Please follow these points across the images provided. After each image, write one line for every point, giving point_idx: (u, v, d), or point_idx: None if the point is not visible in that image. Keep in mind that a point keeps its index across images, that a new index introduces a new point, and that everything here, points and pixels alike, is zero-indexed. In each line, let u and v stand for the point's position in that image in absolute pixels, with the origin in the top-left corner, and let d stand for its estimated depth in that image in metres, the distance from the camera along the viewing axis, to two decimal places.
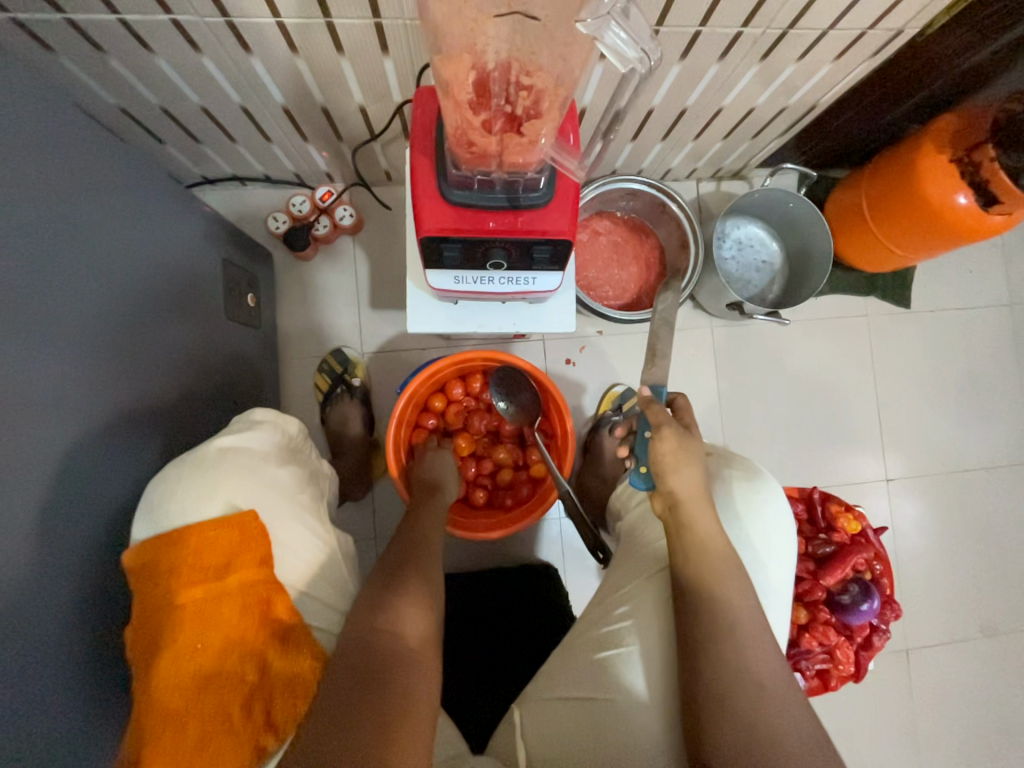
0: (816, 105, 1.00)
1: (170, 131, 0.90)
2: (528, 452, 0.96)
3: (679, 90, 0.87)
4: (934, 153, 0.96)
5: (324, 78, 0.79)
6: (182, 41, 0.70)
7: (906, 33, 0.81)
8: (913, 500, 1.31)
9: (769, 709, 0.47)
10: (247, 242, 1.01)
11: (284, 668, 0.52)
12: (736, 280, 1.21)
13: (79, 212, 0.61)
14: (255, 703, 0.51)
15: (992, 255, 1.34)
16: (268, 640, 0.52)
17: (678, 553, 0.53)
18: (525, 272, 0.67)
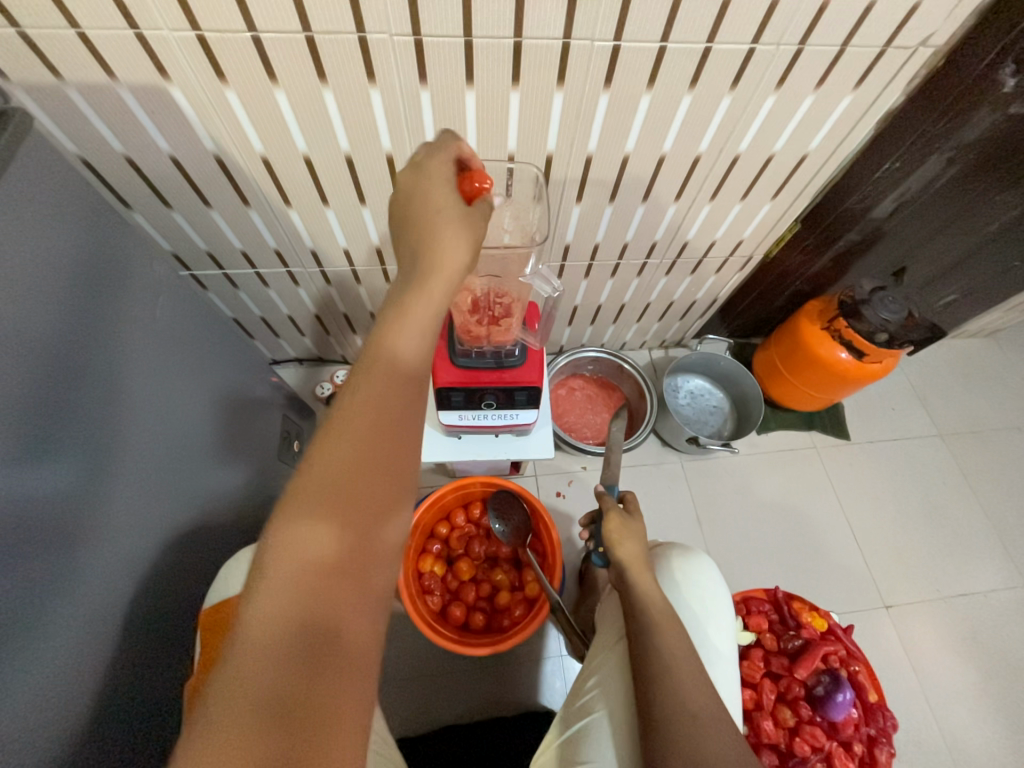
0: (718, 298, 1.40)
1: (262, 330, 1.29)
2: (523, 573, 1.06)
3: (616, 293, 1.27)
4: (811, 322, 1.30)
5: (375, 296, 1.19)
6: (289, 280, 1.11)
7: (756, 257, 1.23)
8: (922, 629, 1.30)
9: (704, 741, 0.53)
10: (300, 404, 1.31)
11: None
12: (693, 420, 1.46)
13: (200, 379, 0.90)
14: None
15: (907, 394, 1.62)
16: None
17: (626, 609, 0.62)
18: (510, 409, 0.92)
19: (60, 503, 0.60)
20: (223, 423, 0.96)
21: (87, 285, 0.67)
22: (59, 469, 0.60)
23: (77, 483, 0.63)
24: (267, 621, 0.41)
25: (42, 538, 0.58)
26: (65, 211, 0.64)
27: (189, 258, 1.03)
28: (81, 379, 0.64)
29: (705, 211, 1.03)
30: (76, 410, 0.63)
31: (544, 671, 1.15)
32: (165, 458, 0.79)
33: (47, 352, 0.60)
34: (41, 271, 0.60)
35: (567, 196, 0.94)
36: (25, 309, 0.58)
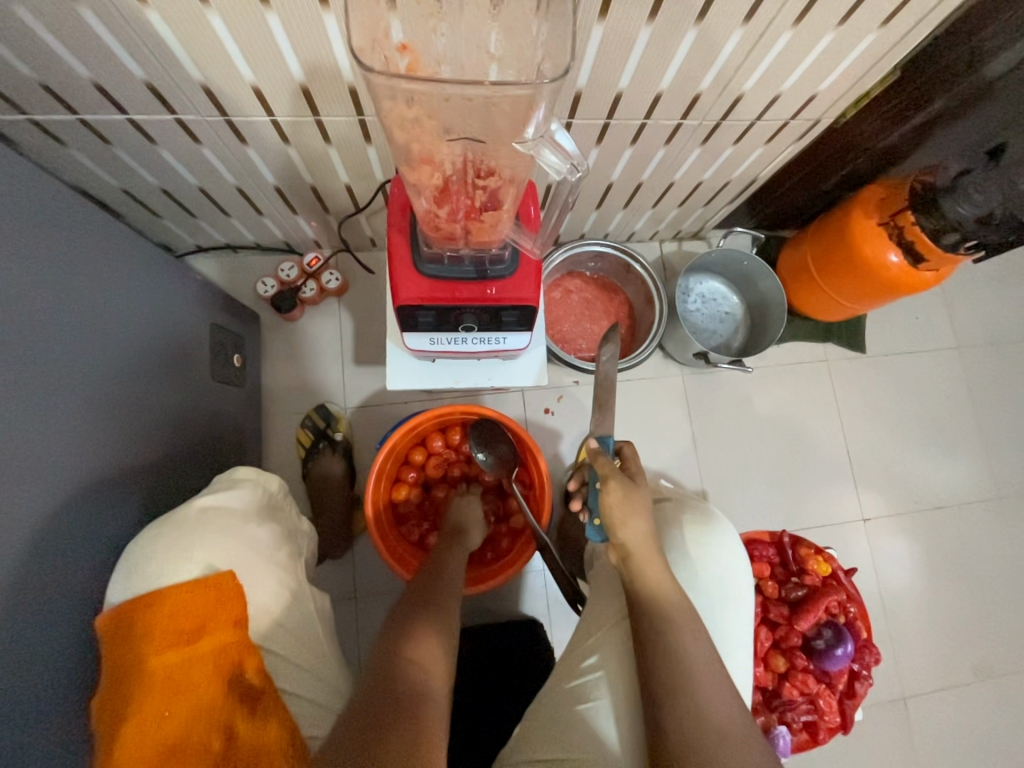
0: (758, 177, 1.11)
1: (168, 206, 0.97)
2: (508, 503, 0.97)
3: (633, 167, 0.97)
4: (864, 218, 1.07)
5: (312, 162, 0.88)
6: (183, 135, 0.78)
7: (823, 122, 0.93)
8: (892, 538, 1.34)
9: (732, 755, 0.46)
10: (236, 306, 1.06)
11: (250, 737, 0.50)
12: (702, 330, 1.29)
13: (67, 284, 0.65)
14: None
15: (936, 302, 1.45)
16: (236, 705, 0.51)
17: (632, 603, 0.53)
18: (496, 332, 0.72)
19: None
20: (124, 344, 0.74)
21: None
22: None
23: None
24: (407, 627, 0.62)
25: None
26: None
27: (17, 92, 0.69)
28: None
29: (780, 45, 0.71)
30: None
31: (527, 584, 1.15)
32: (37, 396, 0.60)
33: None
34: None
35: (587, 6, 0.61)
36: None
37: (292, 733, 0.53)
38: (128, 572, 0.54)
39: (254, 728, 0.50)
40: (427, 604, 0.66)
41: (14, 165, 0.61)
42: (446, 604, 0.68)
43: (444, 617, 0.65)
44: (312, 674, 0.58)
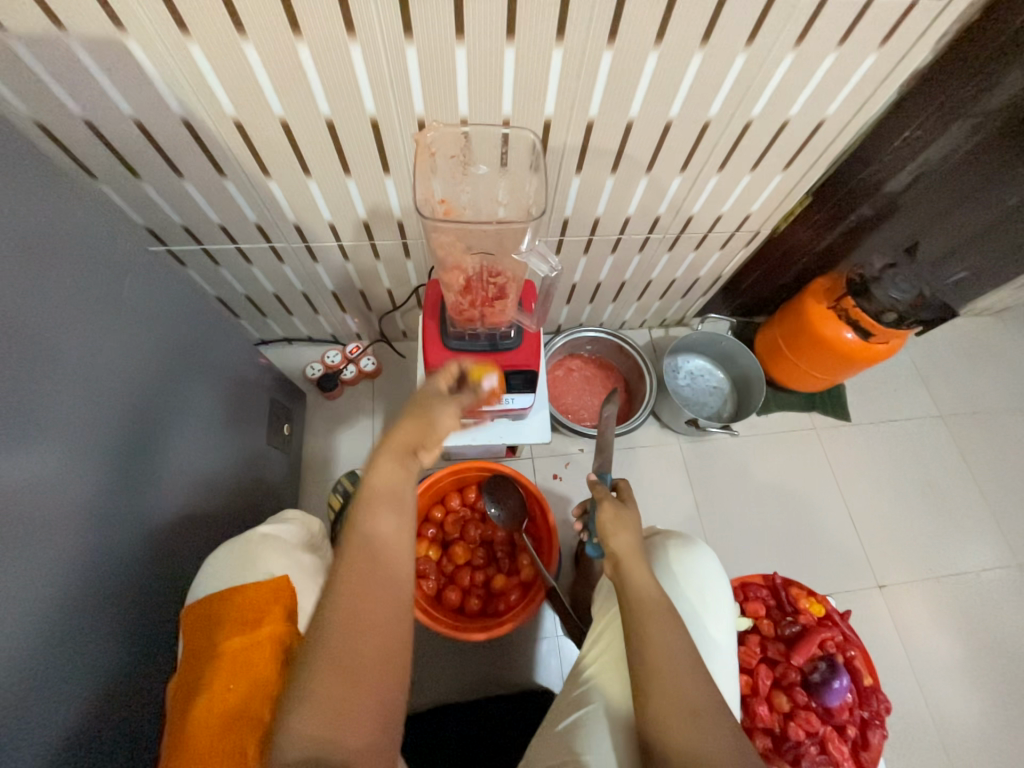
0: (722, 274, 1.34)
1: (247, 309, 1.23)
2: (519, 557, 1.05)
3: (616, 269, 1.21)
4: (815, 303, 1.25)
5: (364, 273, 1.14)
6: (272, 257, 1.05)
7: (763, 232, 1.17)
8: (914, 608, 1.31)
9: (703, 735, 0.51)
10: (289, 386, 1.27)
11: None
12: (693, 401, 1.43)
13: (176, 361, 0.85)
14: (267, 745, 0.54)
15: (910, 374, 1.59)
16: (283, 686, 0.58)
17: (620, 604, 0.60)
18: (506, 394, 0.88)
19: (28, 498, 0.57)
20: (207, 409, 0.92)
21: (46, 262, 0.63)
22: (32, 463, 0.58)
23: (48, 475, 0.60)
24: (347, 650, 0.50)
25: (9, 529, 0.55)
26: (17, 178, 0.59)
27: (163, 232, 0.96)
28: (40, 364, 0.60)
29: (712, 183, 0.97)
30: (39, 396, 0.60)
31: (540, 650, 1.15)
32: (149, 445, 0.77)
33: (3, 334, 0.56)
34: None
35: (566, 167, 0.88)
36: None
37: None
38: (205, 578, 0.65)
39: None
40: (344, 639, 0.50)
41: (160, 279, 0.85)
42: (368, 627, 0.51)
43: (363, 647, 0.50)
44: None
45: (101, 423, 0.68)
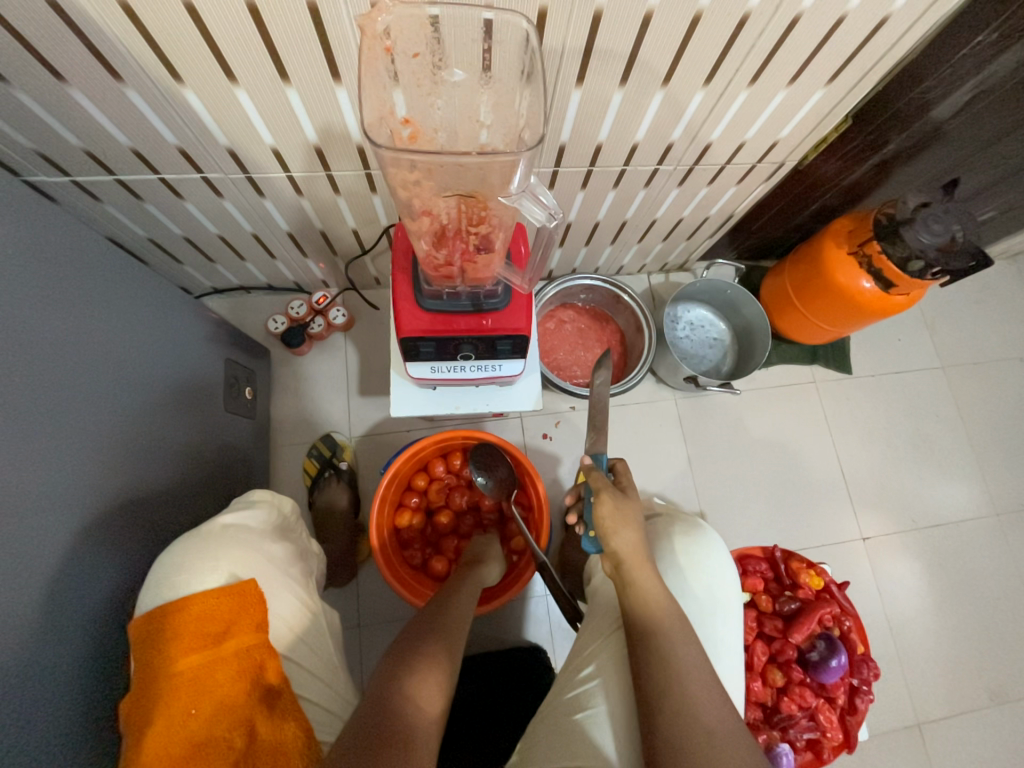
0: (734, 213, 1.19)
1: (190, 253, 1.06)
2: (509, 526, 0.99)
3: (617, 207, 1.06)
4: (835, 247, 1.13)
5: (323, 211, 0.96)
6: (208, 191, 0.87)
7: (788, 163, 1.01)
8: (894, 558, 1.34)
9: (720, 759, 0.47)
10: (248, 343, 1.13)
11: (270, 735, 0.51)
12: (692, 355, 1.34)
13: (95, 325, 0.71)
14: None
15: (918, 323, 1.51)
16: (257, 706, 0.51)
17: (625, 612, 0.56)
18: (491, 360, 0.77)
19: None
20: (146, 378, 0.79)
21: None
22: None
23: None
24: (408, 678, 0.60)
25: None
26: None
27: (63, 158, 0.77)
28: None
29: (740, 101, 0.80)
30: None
31: (529, 609, 1.15)
32: (71, 428, 0.65)
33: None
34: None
35: (565, 75, 0.70)
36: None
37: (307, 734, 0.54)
38: (154, 582, 0.55)
39: (273, 727, 0.51)
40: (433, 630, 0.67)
41: (55, 220, 0.68)
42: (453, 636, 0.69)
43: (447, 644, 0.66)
44: (323, 686, 0.60)
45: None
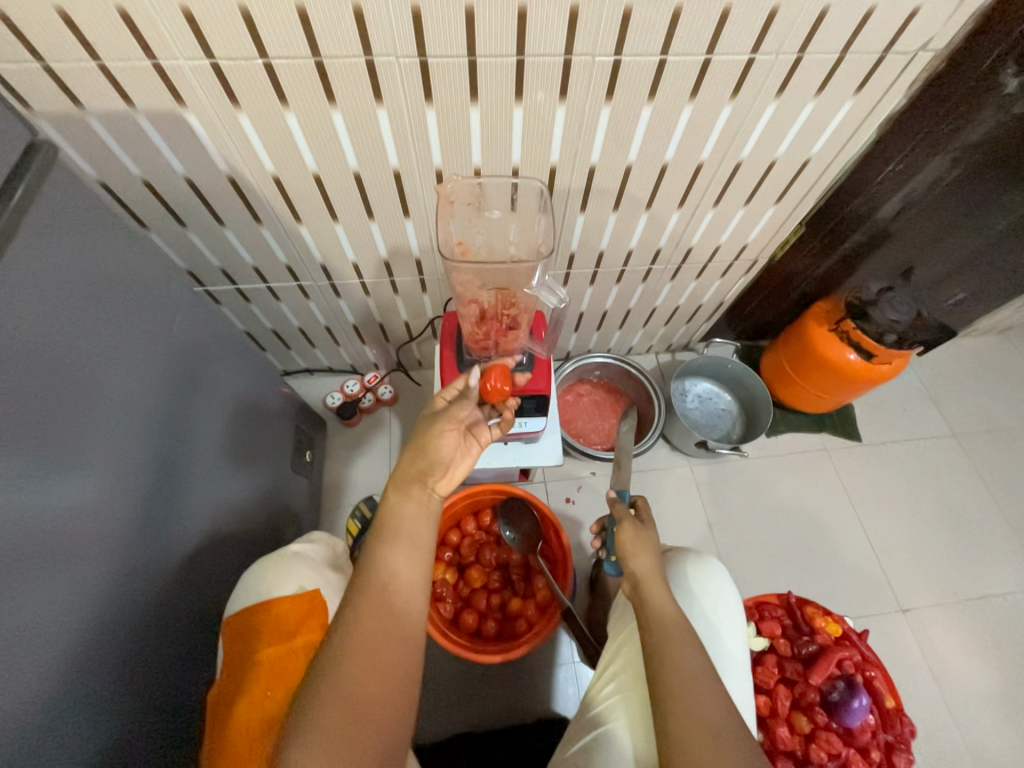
0: (724, 301, 1.39)
1: (273, 342, 1.31)
2: (534, 580, 1.06)
3: (622, 298, 1.27)
4: (818, 325, 1.29)
5: (384, 306, 1.21)
6: (299, 293, 1.13)
7: (762, 260, 1.23)
8: (942, 633, 1.28)
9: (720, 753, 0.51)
10: (311, 414, 1.32)
11: None
12: (702, 425, 1.46)
13: (213, 393, 0.91)
14: None
15: (920, 394, 1.60)
16: None
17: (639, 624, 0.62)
18: (519, 417, 0.92)
19: (81, 520, 0.61)
20: (238, 437, 0.97)
21: (123, 309, 0.70)
22: (82, 490, 0.61)
23: (98, 500, 0.64)
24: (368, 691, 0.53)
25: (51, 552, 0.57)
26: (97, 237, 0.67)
27: (203, 274, 1.05)
28: (93, 398, 0.64)
29: (709, 216, 1.03)
30: (94, 426, 0.64)
31: (557, 677, 1.14)
32: (187, 471, 0.82)
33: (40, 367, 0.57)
34: (74, 290, 0.62)
35: (571, 206, 0.95)
36: (59, 320, 0.60)
37: None
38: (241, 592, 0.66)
39: None
40: (332, 683, 0.52)
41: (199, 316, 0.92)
42: (363, 674, 0.53)
43: (348, 694, 0.51)
44: None
45: (148, 450, 0.73)
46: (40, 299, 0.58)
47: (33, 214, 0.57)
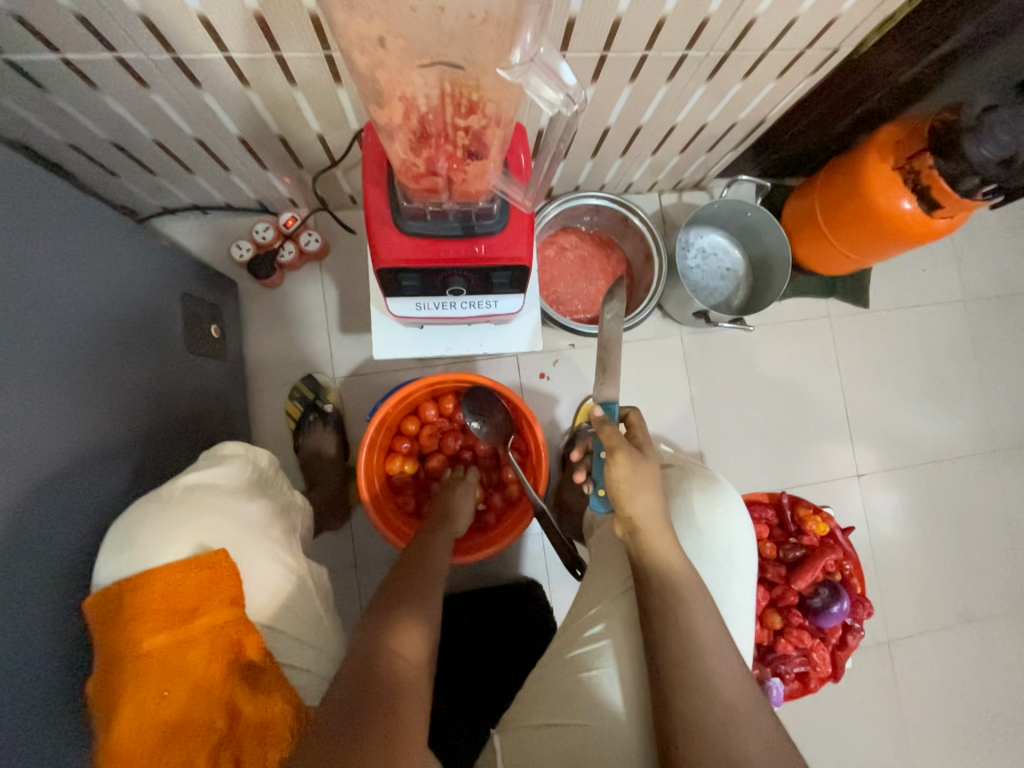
0: (767, 118, 1.02)
1: (124, 164, 0.89)
2: (504, 470, 0.95)
3: (633, 110, 0.89)
4: (879, 162, 0.99)
5: (279, 109, 0.79)
6: (129, 78, 0.70)
7: (842, 50, 0.84)
8: (888, 493, 1.35)
9: (738, 727, 0.50)
10: (210, 273, 1.00)
11: (253, 714, 0.50)
12: (703, 288, 1.23)
13: (27, 254, 0.59)
14: (223, 751, 0.48)
15: (945, 252, 1.40)
16: (235, 682, 0.50)
17: (642, 577, 0.57)
18: (486, 295, 0.67)
19: None
20: (92, 314, 0.68)
21: None
22: None
23: None
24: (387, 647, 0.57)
25: None
26: None
27: None
28: None
29: None
30: None
31: (526, 548, 1.15)
32: (28, 371, 0.57)
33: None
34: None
35: None
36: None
37: (297, 706, 0.52)
38: (114, 551, 0.51)
39: (256, 706, 0.50)
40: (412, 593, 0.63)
41: None
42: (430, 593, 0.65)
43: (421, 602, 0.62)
44: (316, 651, 0.59)
45: None
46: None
47: None
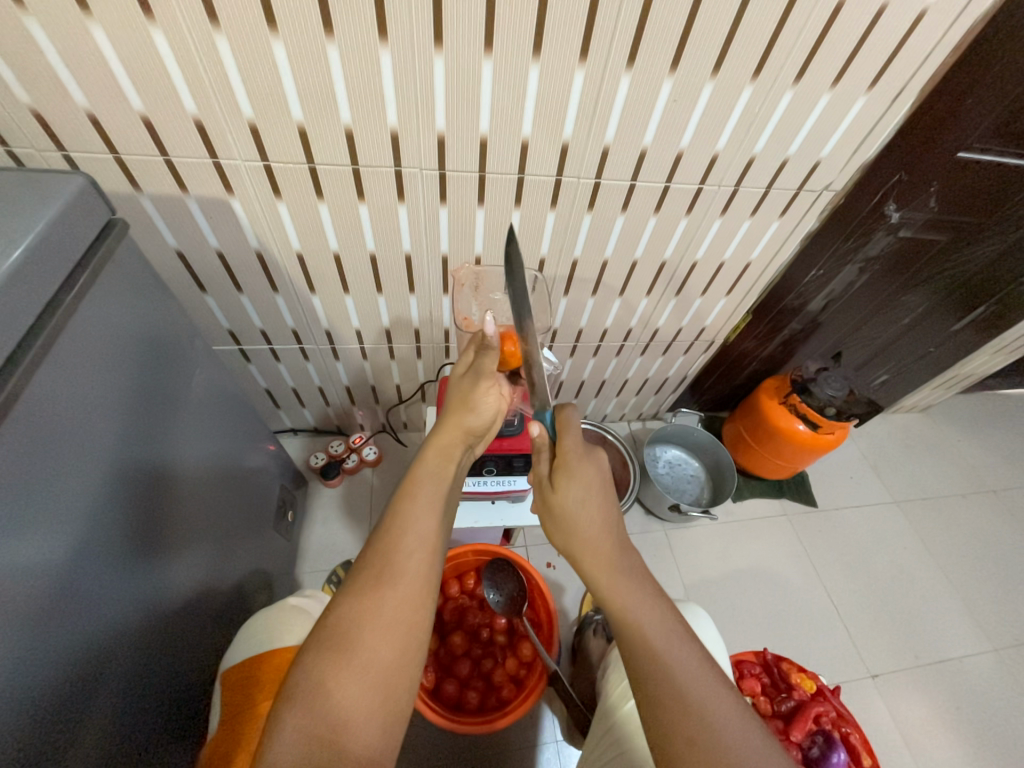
0: (687, 375, 1.55)
1: (263, 401, 1.34)
2: (519, 644, 1.05)
3: (598, 369, 1.40)
4: (770, 399, 1.44)
5: (378, 371, 1.29)
6: (299, 356, 1.20)
7: (716, 340, 1.40)
8: (908, 699, 1.32)
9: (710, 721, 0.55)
10: (295, 474, 1.33)
11: None
12: (674, 489, 1.54)
13: (216, 448, 0.92)
14: None
15: (863, 463, 1.77)
16: None
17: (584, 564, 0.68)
18: (508, 475, 1.00)
19: (66, 568, 0.58)
20: (226, 492, 0.95)
21: (147, 357, 0.73)
22: (72, 538, 0.58)
23: (83, 551, 0.60)
24: (375, 595, 0.58)
25: (31, 603, 0.53)
26: (139, 285, 0.72)
27: (209, 335, 1.11)
28: (99, 440, 0.63)
29: (672, 304, 1.21)
30: (91, 470, 0.62)
31: (541, 760, 1.08)
32: (177, 522, 0.80)
33: (8, 483, 0.51)
34: (101, 360, 0.64)
35: (555, 290, 1.10)
36: (87, 385, 0.62)
37: None
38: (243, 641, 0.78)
39: None
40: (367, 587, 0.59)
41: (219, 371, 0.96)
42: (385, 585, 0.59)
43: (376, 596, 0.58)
44: None
45: (145, 496, 0.72)
46: (67, 383, 0.58)
47: (105, 280, 0.65)
